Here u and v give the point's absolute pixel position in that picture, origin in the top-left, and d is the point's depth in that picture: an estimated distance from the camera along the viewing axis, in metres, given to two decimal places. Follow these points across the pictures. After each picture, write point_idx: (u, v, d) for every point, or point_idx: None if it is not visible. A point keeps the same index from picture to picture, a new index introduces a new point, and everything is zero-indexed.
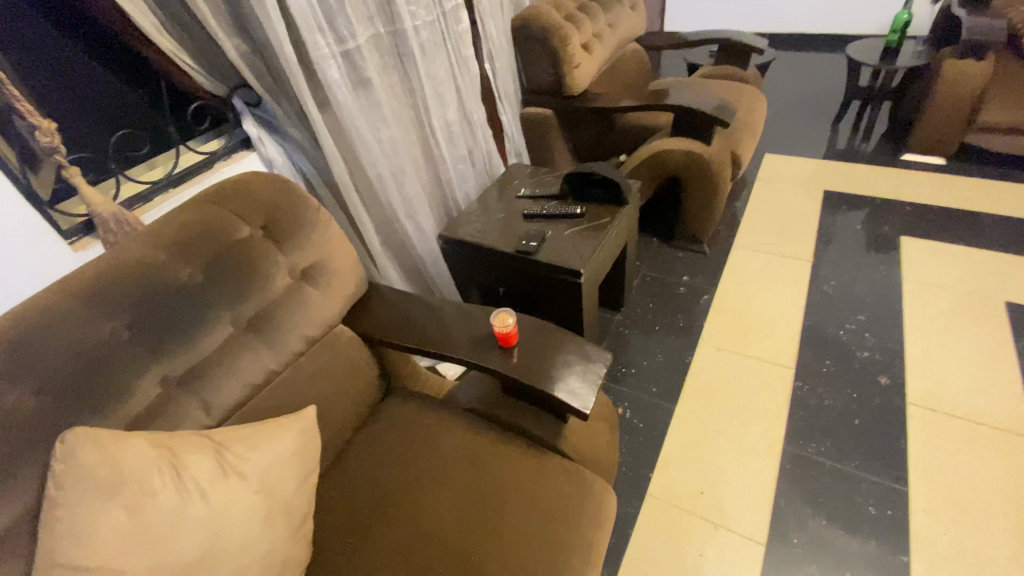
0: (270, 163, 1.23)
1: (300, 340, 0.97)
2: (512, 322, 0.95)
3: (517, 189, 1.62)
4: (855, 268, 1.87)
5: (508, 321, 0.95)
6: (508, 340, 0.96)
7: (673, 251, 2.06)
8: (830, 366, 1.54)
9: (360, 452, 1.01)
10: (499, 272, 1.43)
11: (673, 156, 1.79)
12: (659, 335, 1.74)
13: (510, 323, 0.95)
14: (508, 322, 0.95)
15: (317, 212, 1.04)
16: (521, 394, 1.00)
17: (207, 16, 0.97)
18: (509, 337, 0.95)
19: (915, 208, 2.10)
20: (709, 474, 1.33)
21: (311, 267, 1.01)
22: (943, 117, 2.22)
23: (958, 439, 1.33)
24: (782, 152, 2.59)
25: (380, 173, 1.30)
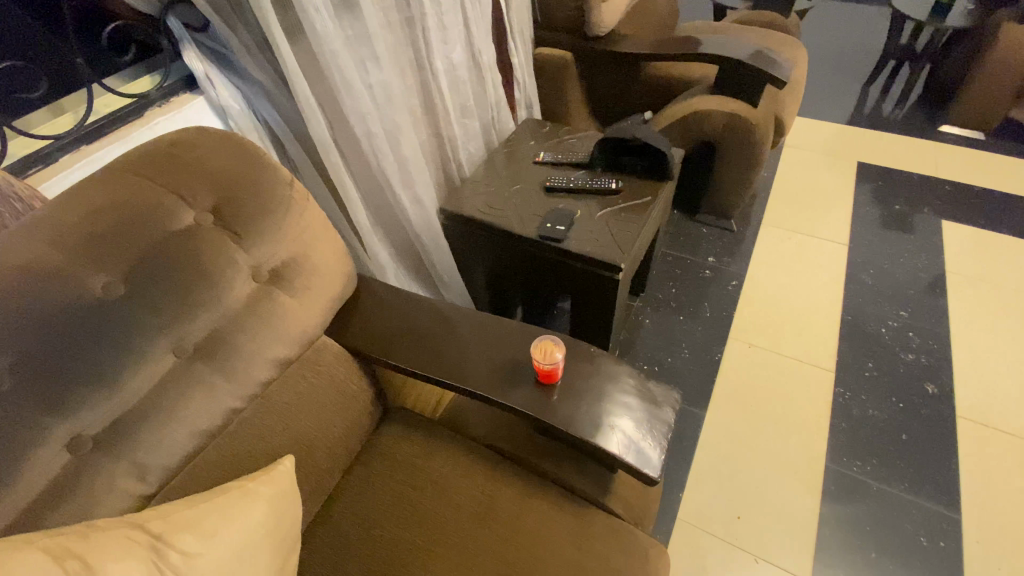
0: (224, 111, 0.93)
1: (267, 365, 0.73)
2: (559, 355, 0.74)
3: (534, 153, 1.34)
4: (894, 254, 1.70)
5: (554, 354, 0.74)
6: (551, 377, 0.75)
7: (697, 226, 1.84)
8: (872, 370, 1.40)
9: (352, 501, 0.80)
10: (516, 259, 1.19)
11: (712, 119, 1.52)
12: (683, 325, 1.55)
13: (556, 356, 0.74)
14: (553, 355, 0.74)
15: (289, 188, 0.76)
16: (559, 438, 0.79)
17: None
18: (553, 373, 0.74)
19: (956, 187, 1.92)
20: (745, 495, 1.20)
21: (283, 266, 0.75)
22: (996, 85, 1.99)
23: (1014, 460, 1.21)
24: (810, 115, 2.34)
25: (369, 130, 1.00)
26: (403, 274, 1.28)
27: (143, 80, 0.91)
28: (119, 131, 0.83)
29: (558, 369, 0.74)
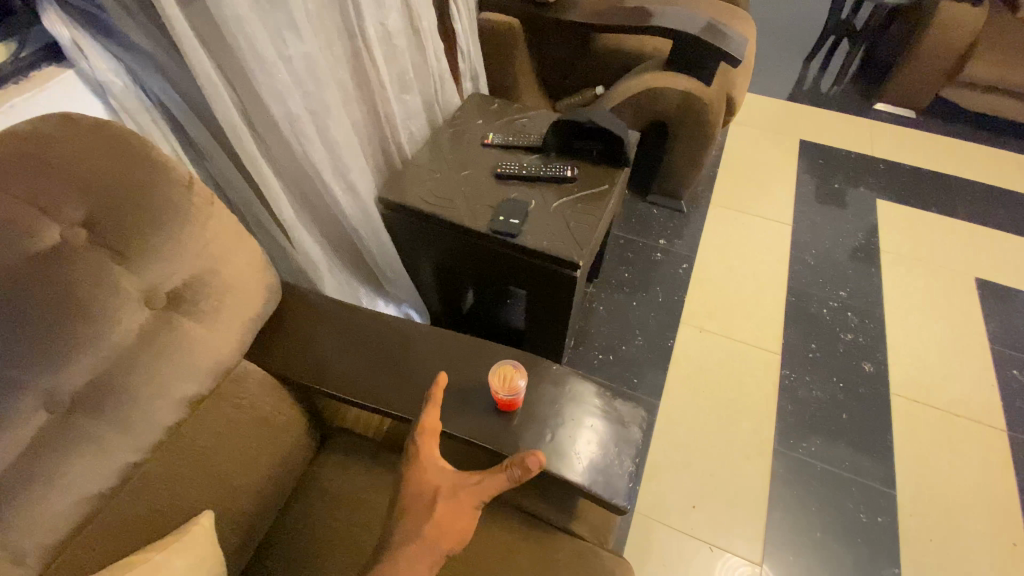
0: (102, 87, 0.75)
1: (173, 409, 0.61)
2: (521, 382, 0.69)
3: (482, 134, 1.23)
4: (833, 234, 1.75)
5: (516, 383, 0.69)
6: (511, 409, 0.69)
7: (648, 207, 1.81)
8: (815, 351, 1.44)
9: (288, 544, 0.71)
10: (465, 253, 1.10)
11: (666, 97, 1.46)
12: (637, 311, 1.53)
13: (518, 385, 0.69)
14: (515, 382, 0.69)
15: (187, 193, 0.63)
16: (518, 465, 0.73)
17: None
18: (513, 404, 0.69)
19: (889, 166, 2.00)
20: (699, 484, 1.22)
21: (184, 289, 0.62)
22: (929, 65, 2.06)
23: (941, 433, 1.28)
24: (755, 90, 2.34)
25: (291, 112, 0.86)
26: (339, 269, 1.16)
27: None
28: None
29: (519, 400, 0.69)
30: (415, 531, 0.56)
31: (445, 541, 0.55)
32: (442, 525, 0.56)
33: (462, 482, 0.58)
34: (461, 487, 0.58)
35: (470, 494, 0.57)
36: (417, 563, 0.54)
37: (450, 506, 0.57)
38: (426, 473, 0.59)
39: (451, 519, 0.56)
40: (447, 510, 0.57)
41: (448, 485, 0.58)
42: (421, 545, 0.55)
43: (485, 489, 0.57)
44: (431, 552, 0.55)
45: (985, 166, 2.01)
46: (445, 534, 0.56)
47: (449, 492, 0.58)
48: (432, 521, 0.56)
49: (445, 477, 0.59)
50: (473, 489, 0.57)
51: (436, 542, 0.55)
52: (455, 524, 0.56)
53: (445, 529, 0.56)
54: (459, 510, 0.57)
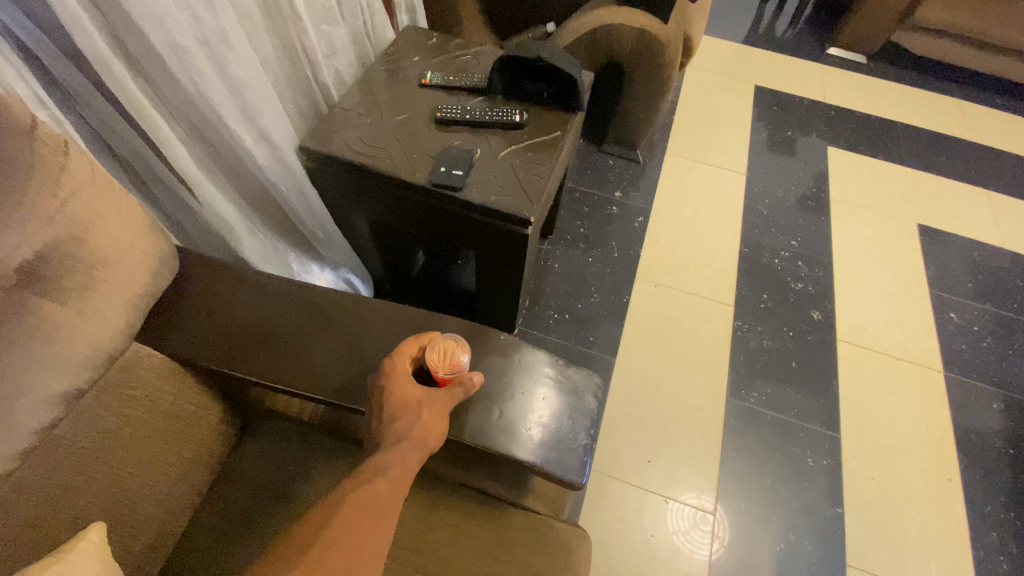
0: None
1: (41, 409, 0.51)
2: (464, 358, 0.61)
3: (419, 73, 1.09)
4: (787, 182, 1.73)
5: (456, 359, 0.60)
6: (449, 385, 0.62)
7: (602, 157, 1.73)
8: (767, 301, 1.44)
9: (208, 542, 0.64)
10: (405, 210, 0.99)
11: (622, 35, 1.35)
12: (592, 266, 1.47)
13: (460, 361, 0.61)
14: (456, 356, 0.61)
15: (31, 144, 0.49)
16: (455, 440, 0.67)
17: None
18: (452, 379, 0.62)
19: (839, 113, 1.99)
20: (655, 439, 1.21)
21: (39, 262, 0.50)
22: (881, 7, 2.03)
23: (882, 377, 1.33)
24: (710, 33, 2.25)
25: (175, 41, 0.71)
26: (260, 231, 1.03)
27: None
28: None
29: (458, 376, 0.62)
30: (408, 430, 0.54)
31: (432, 441, 0.56)
32: (431, 428, 0.56)
33: (438, 390, 0.58)
34: (437, 394, 0.58)
35: (449, 399, 0.58)
36: (409, 460, 0.53)
37: (434, 410, 0.57)
38: (408, 381, 0.57)
39: (434, 422, 0.56)
40: (432, 415, 0.56)
41: (428, 395, 0.57)
42: (411, 445, 0.54)
43: (457, 397, 0.59)
44: (420, 450, 0.55)
45: (928, 113, 2.03)
46: (432, 434, 0.56)
47: (429, 398, 0.57)
48: (421, 422, 0.55)
49: (421, 389, 0.58)
50: (449, 396, 0.58)
51: (426, 443, 0.55)
52: (437, 426, 0.57)
53: (431, 430, 0.56)
54: (440, 414, 0.57)
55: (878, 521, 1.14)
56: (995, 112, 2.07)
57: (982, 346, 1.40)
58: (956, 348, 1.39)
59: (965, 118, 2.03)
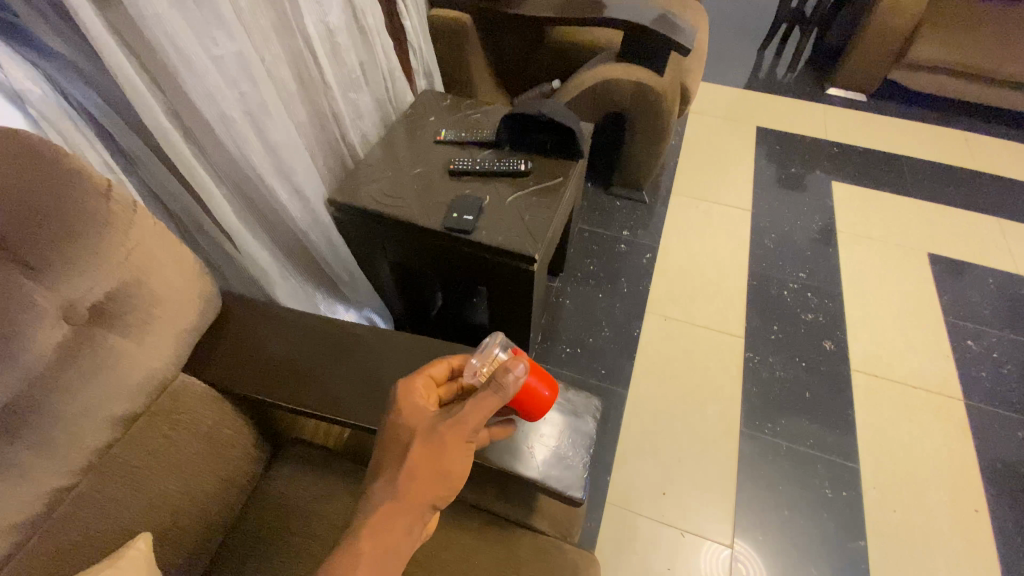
0: (19, 96, 0.69)
1: (101, 428, 0.58)
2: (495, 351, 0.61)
3: (435, 131, 1.21)
4: (792, 216, 1.78)
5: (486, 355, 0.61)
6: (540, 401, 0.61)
7: (610, 198, 1.81)
8: (777, 332, 1.46)
9: (239, 560, 0.69)
10: (422, 253, 1.08)
11: (621, 88, 1.46)
12: (603, 302, 1.53)
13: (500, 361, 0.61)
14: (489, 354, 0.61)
15: (107, 202, 0.59)
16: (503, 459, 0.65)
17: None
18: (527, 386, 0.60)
19: (842, 149, 2.05)
20: (669, 470, 1.22)
21: (109, 301, 0.59)
22: (874, 49, 2.13)
23: (900, 405, 1.32)
24: (712, 80, 2.37)
25: (224, 113, 0.83)
26: (292, 275, 1.13)
27: None
28: None
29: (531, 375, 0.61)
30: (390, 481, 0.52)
31: (424, 486, 0.52)
32: (425, 467, 0.52)
33: (437, 424, 0.53)
34: (434, 429, 0.53)
35: (446, 436, 0.53)
36: (395, 513, 0.51)
37: (426, 451, 0.52)
38: (411, 409, 0.55)
39: (426, 465, 0.52)
40: (421, 457, 0.52)
41: (427, 428, 0.53)
42: (399, 496, 0.51)
43: (454, 431, 0.53)
44: (408, 503, 0.51)
45: (932, 145, 2.08)
46: (421, 480, 0.52)
47: (423, 436, 0.53)
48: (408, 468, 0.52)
49: (421, 423, 0.54)
50: (448, 430, 0.53)
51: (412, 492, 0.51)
52: (430, 468, 0.52)
53: (421, 474, 0.52)
54: (434, 454, 0.52)
55: (904, 555, 1.10)
56: (1001, 143, 2.10)
57: (1003, 373, 1.38)
58: (975, 375, 1.37)
59: (971, 150, 2.07)
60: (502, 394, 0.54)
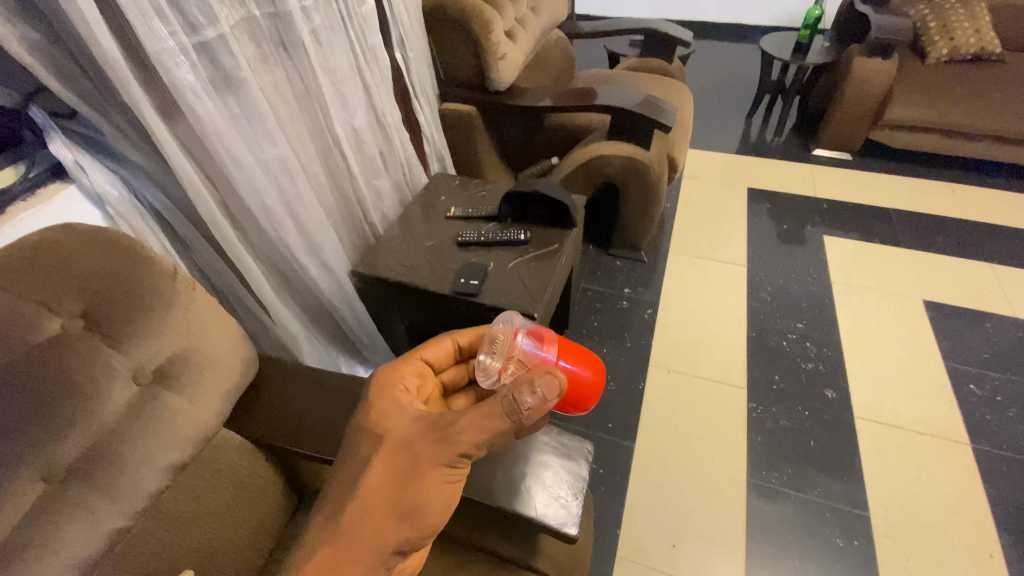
0: (100, 198, 0.86)
1: (156, 475, 0.68)
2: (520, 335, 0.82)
3: (445, 208, 1.36)
4: (787, 269, 1.87)
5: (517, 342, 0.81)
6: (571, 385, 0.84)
7: (611, 259, 1.93)
8: (779, 382, 1.51)
9: None
10: (433, 316, 1.20)
11: (612, 162, 1.61)
12: (607, 357, 1.60)
13: (529, 347, 0.81)
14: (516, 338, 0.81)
15: (172, 282, 0.72)
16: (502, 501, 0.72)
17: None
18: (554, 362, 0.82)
19: (831, 205, 2.16)
20: (678, 522, 1.24)
21: (168, 365, 0.71)
22: (852, 114, 2.30)
23: (907, 451, 1.33)
24: (703, 147, 2.56)
25: (266, 204, 0.98)
26: (317, 340, 1.25)
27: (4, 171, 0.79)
28: None
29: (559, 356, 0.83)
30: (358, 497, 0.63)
31: (387, 504, 0.62)
32: (389, 479, 0.64)
33: (412, 449, 0.65)
34: (408, 453, 0.65)
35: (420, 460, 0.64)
36: (360, 522, 0.61)
37: (396, 470, 0.64)
38: (392, 416, 0.69)
39: (393, 483, 0.63)
40: (390, 476, 0.64)
41: (401, 450, 0.65)
42: (363, 508, 0.62)
43: (427, 456, 0.64)
44: (370, 514, 0.62)
45: (919, 198, 2.18)
46: (385, 497, 0.62)
47: (398, 458, 0.65)
48: (376, 484, 0.63)
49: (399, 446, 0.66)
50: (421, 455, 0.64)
51: (376, 506, 0.62)
52: (395, 487, 0.63)
53: (386, 490, 0.63)
54: (402, 475, 0.63)
55: None
56: (986, 193, 2.19)
57: (1008, 416, 1.40)
58: (981, 421, 1.39)
59: (957, 201, 2.16)
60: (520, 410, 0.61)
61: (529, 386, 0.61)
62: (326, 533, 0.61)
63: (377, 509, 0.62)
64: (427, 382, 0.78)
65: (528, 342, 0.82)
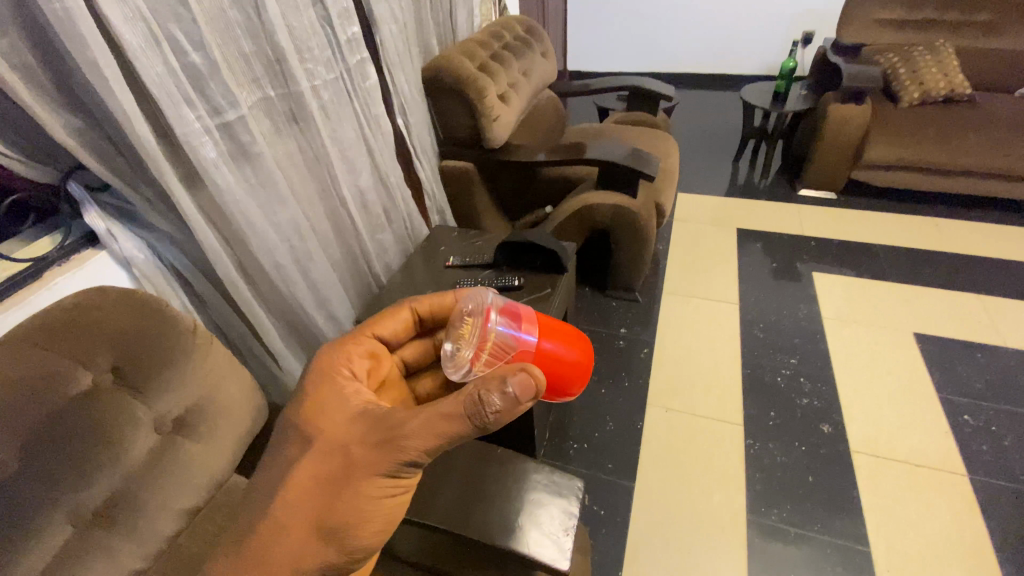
0: (128, 261, 0.95)
1: (171, 518, 0.74)
2: (493, 317, 0.76)
3: (444, 258, 1.45)
4: (779, 306, 1.92)
5: (491, 326, 0.75)
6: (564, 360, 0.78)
7: (607, 300, 2.00)
8: (775, 417, 1.53)
9: None
10: None
11: (602, 209, 1.71)
12: (606, 397, 1.64)
13: (503, 331, 0.75)
14: (488, 321, 0.75)
15: (193, 337, 0.79)
16: (497, 536, 0.75)
17: (4, 69, 0.69)
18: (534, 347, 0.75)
19: (819, 242, 2.24)
20: (680, 561, 1.25)
21: (186, 414, 0.77)
22: (833, 155, 2.41)
23: (905, 484, 1.34)
24: (693, 190, 2.67)
25: (278, 263, 1.08)
26: None
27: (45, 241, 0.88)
28: (15, 297, 0.80)
29: (541, 337, 0.77)
30: (285, 498, 0.63)
31: (314, 509, 0.62)
32: (318, 483, 0.63)
33: (351, 452, 0.64)
34: (345, 454, 0.64)
35: (359, 464, 0.63)
36: (282, 526, 0.61)
37: (331, 475, 0.63)
38: (332, 412, 0.68)
39: (325, 488, 0.63)
40: (322, 481, 0.63)
41: (339, 455, 0.64)
42: (289, 510, 0.62)
43: (368, 462, 0.63)
44: (297, 518, 0.62)
45: (904, 233, 2.25)
46: (313, 503, 0.62)
47: (336, 465, 0.64)
48: (307, 487, 0.63)
49: (337, 447, 0.65)
50: (362, 459, 0.63)
51: (302, 511, 0.62)
52: (327, 492, 0.63)
53: (316, 496, 0.63)
54: (337, 481, 0.63)
55: None
56: (969, 227, 2.27)
57: (1003, 446, 1.42)
58: (976, 451, 1.41)
59: (942, 235, 2.23)
60: (485, 413, 0.58)
61: (501, 386, 0.59)
62: (242, 538, 0.61)
63: (301, 518, 0.62)
64: (380, 361, 0.80)
65: (502, 324, 0.76)
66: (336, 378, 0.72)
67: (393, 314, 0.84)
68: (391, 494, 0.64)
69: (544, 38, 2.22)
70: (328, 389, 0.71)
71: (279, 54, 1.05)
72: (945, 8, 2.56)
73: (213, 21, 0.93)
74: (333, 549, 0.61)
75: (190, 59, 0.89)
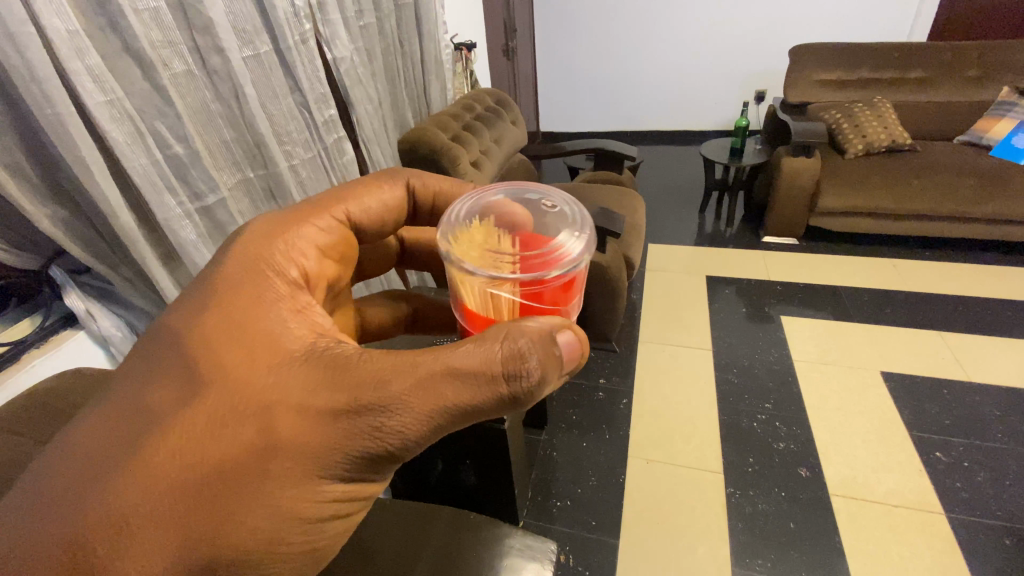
0: (106, 340, 0.97)
1: None
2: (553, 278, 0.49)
3: None
4: (751, 350, 1.98)
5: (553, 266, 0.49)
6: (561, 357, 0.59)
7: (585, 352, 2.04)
8: (754, 464, 1.55)
9: None
10: None
11: None
12: (588, 451, 1.65)
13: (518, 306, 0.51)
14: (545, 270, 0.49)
15: None
16: None
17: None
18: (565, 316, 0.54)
19: (785, 286, 2.34)
20: None
21: None
22: (791, 204, 2.55)
23: (885, 527, 1.36)
24: (664, 241, 2.79)
25: None
26: None
27: (23, 323, 0.91)
28: None
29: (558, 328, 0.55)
30: (161, 480, 0.41)
31: (214, 504, 0.42)
32: (228, 462, 0.43)
33: (287, 423, 0.44)
34: (277, 425, 0.44)
35: (299, 441, 0.45)
36: (154, 527, 0.40)
37: (252, 454, 0.43)
38: (255, 347, 0.47)
39: (239, 472, 0.43)
40: (236, 461, 0.43)
41: (266, 425, 0.44)
42: (170, 503, 0.41)
43: (315, 439, 0.45)
44: (178, 515, 0.41)
45: (863, 274, 2.37)
46: (214, 497, 0.42)
47: (258, 440, 0.44)
48: (207, 467, 0.42)
49: (262, 410, 0.44)
50: (306, 435, 0.45)
51: (190, 503, 0.41)
52: (240, 480, 0.43)
53: (221, 484, 0.42)
54: (258, 463, 0.43)
55: None
56: (923, 266, 2.40)
57: (977, 481, 1.45)
58: (951, 489, 1.44)
59: (900, 274, 2.35)
60: (520, 382, 0.46)
61: (541, 330, 0.47)
62: (48, 547, 0.37)
63: (177, 516, 0.41)
64: (337, 247, 0.62)
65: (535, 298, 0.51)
66: (268, 289, 0.51)
67: (373, 191, 0.68)
68: (329, 490, 0.47)
69: (514, 107, 2.38)
70: (254, 308, 0.49)
71: (258, 139, 1.13)
72: (878, 68, 2.81)
73: (196, 115, 1.00)
74: (227, 567, 0.43)
75: (174, 150, 0.96)
